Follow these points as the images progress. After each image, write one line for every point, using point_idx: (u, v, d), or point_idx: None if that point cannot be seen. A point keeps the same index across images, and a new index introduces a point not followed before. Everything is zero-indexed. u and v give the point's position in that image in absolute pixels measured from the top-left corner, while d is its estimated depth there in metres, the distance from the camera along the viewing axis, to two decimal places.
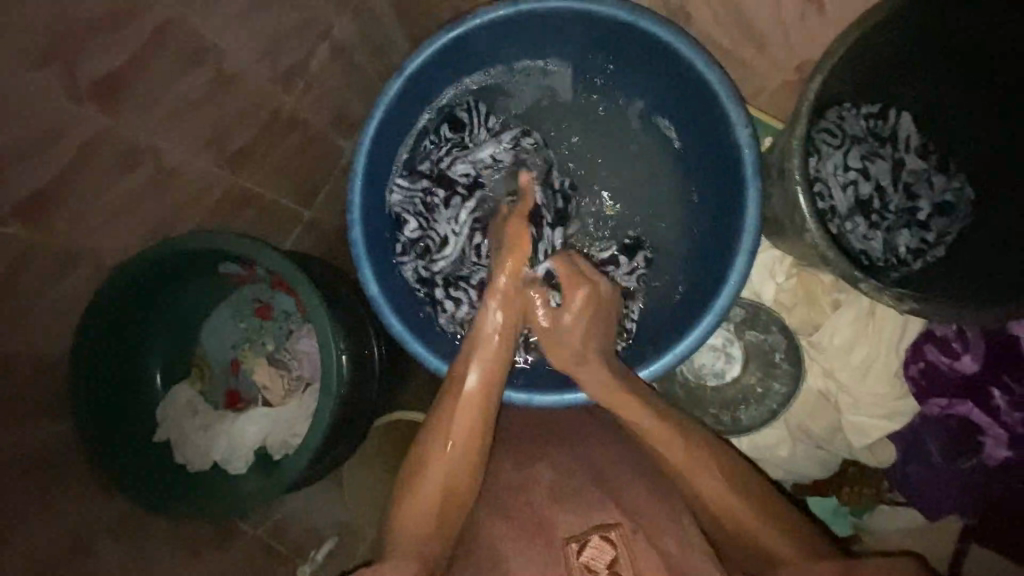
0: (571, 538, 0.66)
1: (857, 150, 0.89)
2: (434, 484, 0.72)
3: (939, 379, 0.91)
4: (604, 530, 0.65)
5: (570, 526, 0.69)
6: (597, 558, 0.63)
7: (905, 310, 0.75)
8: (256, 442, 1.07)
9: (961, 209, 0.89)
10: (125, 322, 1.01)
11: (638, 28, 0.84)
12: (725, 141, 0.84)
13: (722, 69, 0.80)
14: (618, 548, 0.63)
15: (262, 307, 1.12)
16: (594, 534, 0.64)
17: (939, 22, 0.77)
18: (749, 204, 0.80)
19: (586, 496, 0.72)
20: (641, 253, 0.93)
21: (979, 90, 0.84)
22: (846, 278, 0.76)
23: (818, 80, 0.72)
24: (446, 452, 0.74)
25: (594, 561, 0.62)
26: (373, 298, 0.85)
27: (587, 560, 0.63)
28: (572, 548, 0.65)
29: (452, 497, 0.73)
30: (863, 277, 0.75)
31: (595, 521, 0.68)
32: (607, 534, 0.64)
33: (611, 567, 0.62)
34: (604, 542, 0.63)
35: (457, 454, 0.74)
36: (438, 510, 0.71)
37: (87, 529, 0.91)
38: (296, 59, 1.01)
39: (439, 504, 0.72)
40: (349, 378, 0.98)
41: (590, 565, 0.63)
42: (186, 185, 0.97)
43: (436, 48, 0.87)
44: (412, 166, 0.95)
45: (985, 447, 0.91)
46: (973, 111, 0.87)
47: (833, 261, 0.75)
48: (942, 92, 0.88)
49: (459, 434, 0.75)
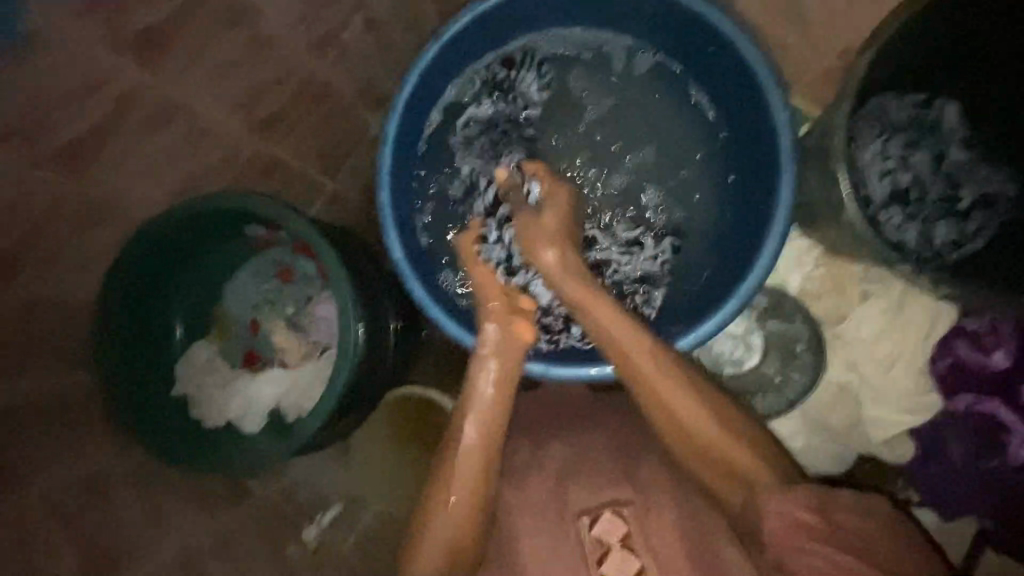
0: (584, 513, 0.68)
1: (897, 139, 0.88)
2: (444, 538, 0.70)
3: (966, 374, 0.90)
4: (615, 505, 0.68)
5: (583, 501, 0.69)
6: (608, 532, 0.66)
7: (941, 295, 0.74)
8: (271, 404, 1.08)
9: (1003, 202, 0.87)
10: (150, 278, 1.03)
11: (681, 3, 0.82)
12: (762, 123, 0.82)
13: (765, 47, 0.78)
14: (630, 525, 0.66)
15: (284, 270, 1.13)
16: (607, 510, 0.67)
17: (970, 5, 0.75)
18: (784, 187, 0.78)
19: (599, 474, 0.72)
20: (666, 240, 0.92)
21: (1010, 72, 0.83)
22: (881, 257, 0.76)
23: (863, 60, 0.71)
24: (450, 506, 0.71)
25: (607, 535, 0.66)
26: (398, 259, 0.85)
27: (599, 534, 0.66)
28: (583, 522, 0.67)
29: (471, 516, 0.71)
30: (896, 260, 0.74)
31: (606, 497, 0.69)
32: (620, 510, 0.67)
33: (623, 541, 0.65)
34: (616, 517, 0.67)
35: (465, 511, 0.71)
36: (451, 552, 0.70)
37: (104, 468, 0.93)
38: (332, 27, 1.01)
39: (452, 547, 0.70)
40: (366, 346, 0.98)
41: (601, 539, 0.66)
42: (215, 147, 0.98)
43: (478, 12, 0.86)
44: (458, 113, 0.95)
45: (1008, 446, 0.89)
46: (1001, 99, 0.86)
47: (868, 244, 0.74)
48: (973, 87, 0.86)
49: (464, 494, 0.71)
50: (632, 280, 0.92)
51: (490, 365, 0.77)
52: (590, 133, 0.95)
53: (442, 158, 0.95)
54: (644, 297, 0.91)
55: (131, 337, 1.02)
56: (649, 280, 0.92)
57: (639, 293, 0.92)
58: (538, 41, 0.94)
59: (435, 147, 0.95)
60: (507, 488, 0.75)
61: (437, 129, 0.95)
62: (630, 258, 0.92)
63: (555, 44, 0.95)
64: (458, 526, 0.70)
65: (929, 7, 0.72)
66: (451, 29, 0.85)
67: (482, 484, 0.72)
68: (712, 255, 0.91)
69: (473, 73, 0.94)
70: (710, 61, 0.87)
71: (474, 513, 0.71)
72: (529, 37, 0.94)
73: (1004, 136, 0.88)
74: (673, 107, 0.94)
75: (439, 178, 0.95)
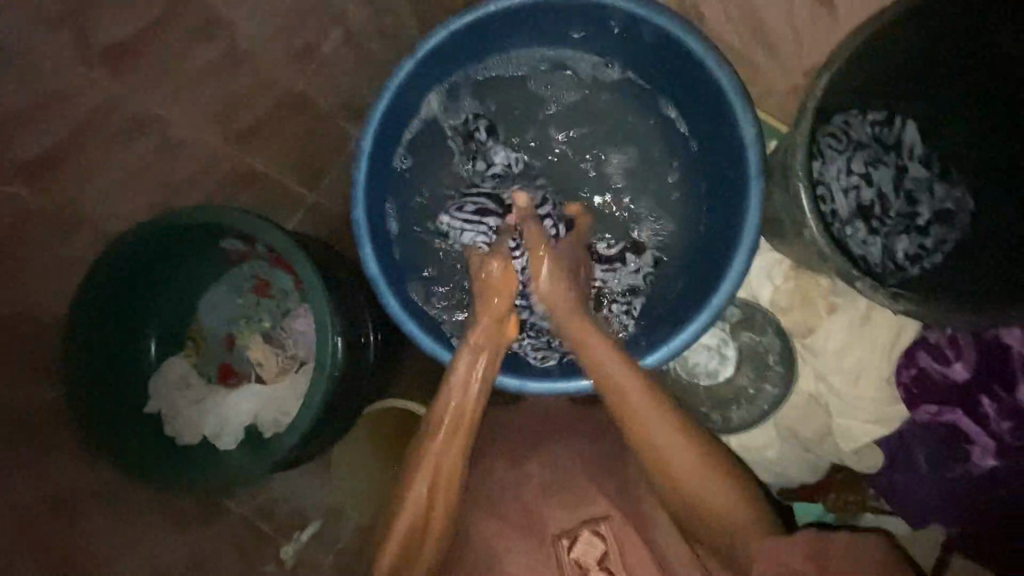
0: (563, 535, 0.69)
1: (860, 155, 0.90)
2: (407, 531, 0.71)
3: (930, 385, 0.92)
4: (593, 524, 0.69)
5: (561, 522, 0.70)
6: (586, 553, 0.68)
7: (901, 309, 0.76)
8: (247, 419, 1.07)
9: (961, 217, 0.90)
10: (121, 293, 1.01)
11: (649, 24, 0.84)
12: (730, 140, 0.84)
13: (732, 67, 0.80)
14: (606, 543, 0.68)
15: (261, 283, 1.12)
16: (585, 530, 0.69)
17: (927, 28, 0.77)
18: (751, 203, 0.80)
19: (577, 491, 0.73)
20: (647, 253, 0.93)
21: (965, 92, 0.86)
22: (842, 274, 0.77)
23: (823, 81, 0.73)
24: (413, 505, 0.71)
25: (585, 557, 0.67)
26: (373, 275, 0.85)
27: (578, 556, 0.68)
28: (562, 543, 0.69)
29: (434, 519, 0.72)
30: (859, 274, 0.76)
31: (584, 516, 0.70)
32: (598, 529, 0.69)
33: (601, 563, 0.67)
34: (594, 537, 0.68)
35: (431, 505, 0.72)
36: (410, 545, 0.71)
37: (78, 486, 0.91)
38: (308, 40, 1.01)
39: (413, 541, 0.71)
40: (345, 360, 0.98)
41: (580, 561, 0.68)
42: (190, 162, 0.98)
43: (452, 29, 0.86)
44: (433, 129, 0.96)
45: (972, 456, 0.91)
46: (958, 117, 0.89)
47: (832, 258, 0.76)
48: (929, 106, 0.90)
49: (433, 488, 0.72)
50: (612, 293, 0.93)
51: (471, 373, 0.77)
52: (563, 150, 0.96)
53: (417, 173, 0.96)
54: (622, 312, 0.92)
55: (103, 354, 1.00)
56: (631, 291, 0.93)
57: (619, 305, 0.92)
58: (512, 58, 0.95)
59: (411, 162, 0.95)
60: (483, 504, 0.75)
61: (411, 143, 0.95)
62: (612, 274, 0.93)
63: (528, 62, 0.96)
64: (420, 519, 0.72)
65: (888, 29, 0.75)
66: (424, 46, 0.86)
67: (450, 489, 0.73)
68: (683, 268, 0.93)
69: (447, 90, 0.95)
70: (679, 80, 0.89)
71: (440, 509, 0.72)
72: (502, 55, 0.95)
73: (960, 153, 0.91)
74: (642, 125, 0.96)
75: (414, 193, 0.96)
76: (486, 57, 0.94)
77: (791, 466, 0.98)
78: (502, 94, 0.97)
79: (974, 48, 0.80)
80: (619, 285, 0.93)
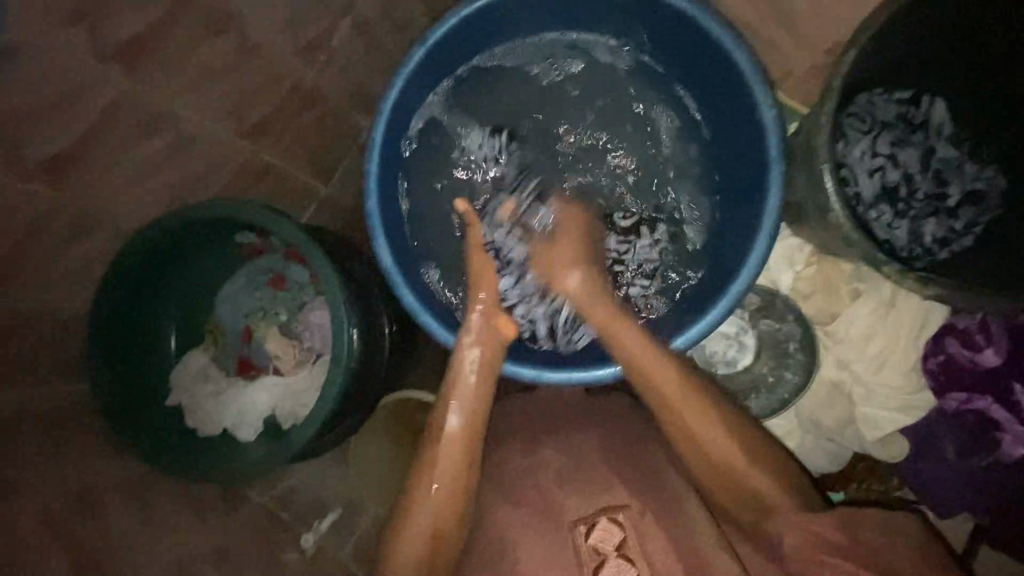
0: (580, 521, 0.67)
1: (885, 136, 0.88)
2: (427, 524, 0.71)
3: (958, 372, 0.90)
4: (611, 511, 0.67)
5: (578, 509, 0.69)
6: (604, 540, 0.65)
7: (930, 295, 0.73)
8: (266, 410, 1.08)
9: (990, 198, 0.87)
10: (140, 288, 1.02)
11: (665, 5, 0.82)
12: (750, 123, 0.82)
13: (751, 47, 0.78)
14: (625, 530, 0.65)
15: (276, 276, 1.13)
16: (602, 516, 0.66)
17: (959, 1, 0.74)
18: (772, 187, 0.78)
19: (594, 479, 0.71)
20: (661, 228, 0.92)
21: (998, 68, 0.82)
22: (869, 260, 0.75)
23: (848, 60, 0.70)
24: (429, 496, 0.72)
25: (603, 543, 0.64)
26: (388, 268, 0.85)
27: (595, 542, 0.65)
28: (579, 529, 0.66)
29: (450, 508, 0.72)
30: (886, 261, 0.74)
31: (601, 503, 0.69)
32: (615, 516, 0.66)
33: (619, 549, 0.64)
34: (612, 524, 0.66)
35: (445, 496, 0.72)
36: (432, 542, 0.71)
37: (100, 478, 0.93)
38: (319, 32, 1.01)
39: (434, 534, 0.71)
40: (361, 352, 0.98)
41: (598, 548, 0.65)
42: (203, 156, 0.98)
43: (461, 17, 0.85)
44: (445, 118, 0.95)
45: (1002, 445, 0.89)
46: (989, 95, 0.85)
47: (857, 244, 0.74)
48: (958, 84, 0.87)
49: (445, 476, 0.73)
50: (629, 272, 0.92)
51: (471, 371, 0.79)
52: (577, 137, 0.94)
53: (430, 163, 0.95)
54: (640, 294, 0.91)
55: (124, 348, 1.02)
56: (647, 272, 0.92)
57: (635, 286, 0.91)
58: (523, 44, 0.94)
59: (423, 152, 0.95)
60: (500, 495, 0.75)
61: (423, 133, 0.95)
62: (629, 249, 0.92)
63: (541, 48, 0.94)
64: (437, 510, 0.71)
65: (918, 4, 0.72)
66: (435, 35, 0.85)
67: (465, 479, 0.73)
68: (700, 256, 0.91)
69: (459, 77, 0.94)
70: (696, 63, 0.87)
71: (454, 497, 0.72)
72: (514, 41, 0.93)
73: (990, 132, 0.88)
74: (657, 109, 0.94)
75: (427, 183, 0.95)
76: (498, 44, 0.93)
77: (816, 454, 0.96)
78: (513, 82, 0.95)
79: (973, 42, 0.79)
80: (635, 262, 0.92)
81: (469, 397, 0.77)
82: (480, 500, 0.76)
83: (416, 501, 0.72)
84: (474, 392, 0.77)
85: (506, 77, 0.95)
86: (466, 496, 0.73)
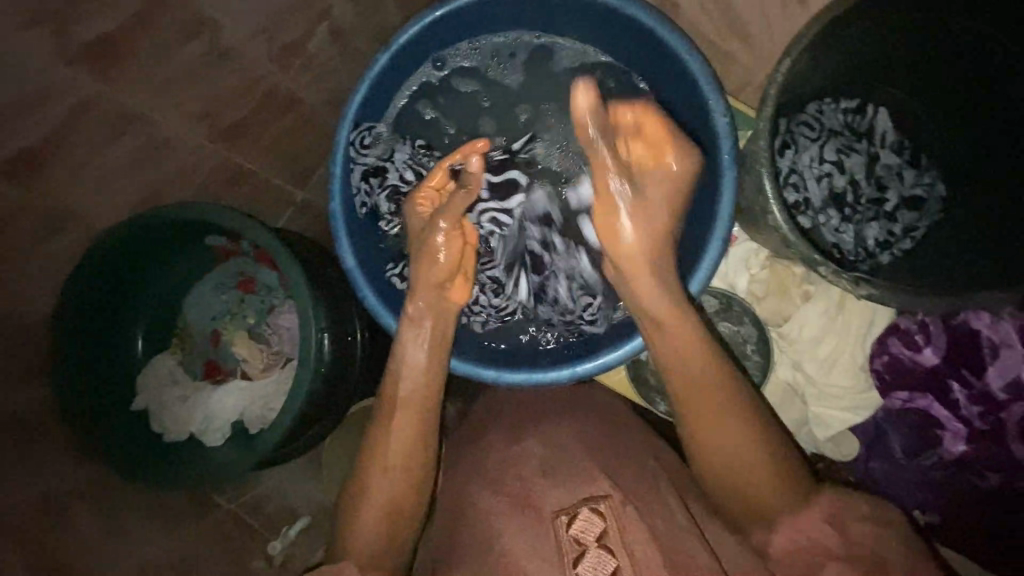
0: (562, 512, 0.67)
1: (833, 144, 0.91)
2: (384, 500, 0.71)
3: (903, 371, 0.92)
4: (593, 502, 0.66)
5: (561, 499, 0.68)
6: (585, 531, 0.64)
7: (862, 293, 0.75)
8: (234, 415, 1.07)
9: (930, 205, 0.90)
10: (110, 293, 1.01)
11: (623, 14, 0.84)
12: (705, 131, 0.84)
13: (705, 55, 0.80)
14: (606, 520, 0.64)
15: (246, 280, 1.13)
16: (584, 507, 0.66)
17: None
18: (725, 192, 0.80)
19: (579, 471, 0.71)
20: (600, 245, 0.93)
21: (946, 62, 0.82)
22: (806, 262, 0.76)
23: (783, 67, 0.71)
24: (373, 502, 0.71)
25: (584, 534, 0.64)
26: (348, 270, 0.86)
27: (576, 533, 0.65)
28: (561, 520, 0.66)
29: (399, 520, 0.72)
30: (822, 261, 0.74)
31: (583, 494, 0.68)
32: (597, 507, 0.66)
33: (600, 539, 0.64)
34: (593, 514, 0.65)
35: (401, 471, 0.73)
36: (390, 529, 0.71)
37: (60, 484, 0.91)
38: (294, 37, 1.02)
39: (390, 516, 0.71)
40: (329, 357, 0.98)
41: (578, 539, 0.64)
42: (174, 160, 0.98)
43: (427, 22, 0.88)
44: (413, 125, 0.97)
45: (943, 442, 0.92)
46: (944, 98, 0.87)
47: (796, 244, 0.75)
48: (906, 96, 0.91)
49: (397, 476, 0.72)
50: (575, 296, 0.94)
51: (422, 367, 0.78)
52: (545, 142, 0.96)
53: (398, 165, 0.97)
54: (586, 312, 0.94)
55: (93, 350, 1.01)
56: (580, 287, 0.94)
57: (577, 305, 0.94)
58: (487, 52, 0.96)
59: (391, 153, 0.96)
60: (478, 490, 0.74)
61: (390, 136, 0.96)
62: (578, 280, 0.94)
63: (506, 56, 0.97)
64: (393, 487, 0.72)
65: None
66: (399, 40, 0.87)
67: (412, 486, 0.73)
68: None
69: (424, 83, 0.96)
70: (652, 72, 0.90)
71: (407, 473, 0.73)
72: (477, 49, 0.96)
73: (935, 142, 0.92)
74: None
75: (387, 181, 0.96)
76: (461, 51, 0.95)
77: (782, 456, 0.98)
78: (473, 94, 0.98)
79: (978, 33, 0.76)
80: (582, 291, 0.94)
81: (419, 400, 0.77)
82: (453, 500, 0.77)
83: (361, 514, 0.71)
84: (434, 365, 0.79)
85: (473, 86, 0.98)
86: (413, 505, 0.73)
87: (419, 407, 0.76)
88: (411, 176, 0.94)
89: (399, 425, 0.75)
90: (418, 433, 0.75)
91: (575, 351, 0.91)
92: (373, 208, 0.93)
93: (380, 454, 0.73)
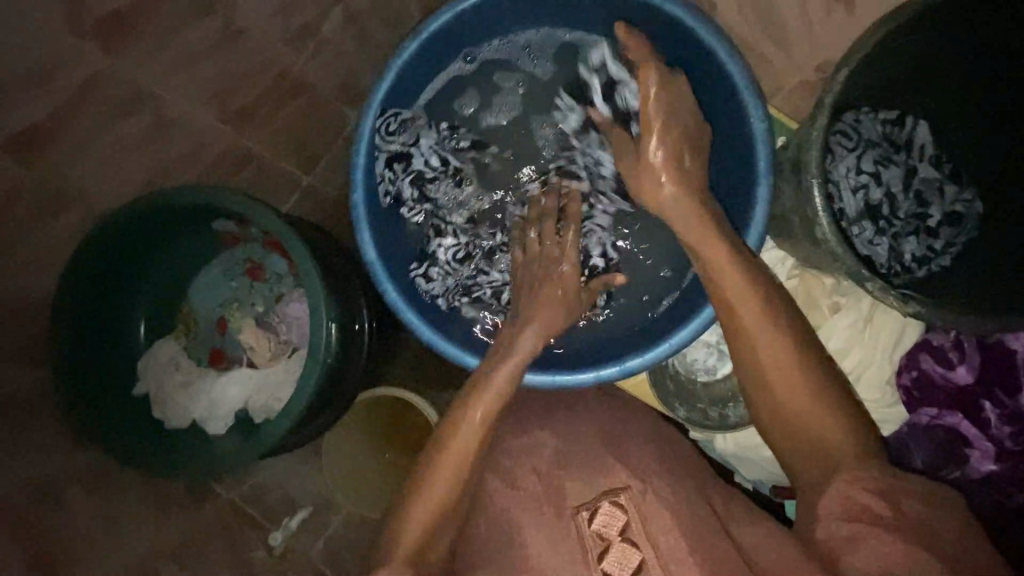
0: (582, 507, 0.67)
1: (870, 155, 0.90)
2: (433, 513, 0.65)
3: (930, 387, 0.93)
4: (613, 495, 0.66)
5: (580, 494, 0.68)
6: (608, 525, 0.64)
7: (910, 313, 0.74)
8: (238, 404, 1.05)
9: (968, 220, 0.90)
10: (109, 275, 0.98)
11: (661, 11, 0.83)
12: (742, 132, 0.82)
13: (745, 57, 0.78)
14: (627, 514, 0.64)
15: (255, 266, 1.10)
16: (604, 501, 0.66)
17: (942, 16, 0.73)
18: (760, 198, 0.79)
19: (598, 463, 0.70)
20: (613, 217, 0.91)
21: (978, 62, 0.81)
22: (853, 276, 0.75)
23: (840, 77, 0.71)
24: (423, 509, 0.65)
25: (606, 529, 0.63)
26: (371, 263, 0.84)
27: (598, 528, 0.64)
28: (582, 516, 0.66)
29: (444, 530, 0.65)
30: (869, 277, 0.74)
31: (602, 488, 0.68)
32: (617, 500, 0.65)
33: (623, 534, 0.63)
34: (614, 508, 0.65)
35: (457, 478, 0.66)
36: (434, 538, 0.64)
37: (66, 474, 0.90)
38: (311, 18, 0.98)
39: (439, 526, 0.64)
40: (339, 349, 0.95)
41: (601, 534, 0.63)
42: (184, 138, 0.95)
43: (458, 10, 0.86)
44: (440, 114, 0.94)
45: (971, 460, 0.92)
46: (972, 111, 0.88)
47: (844, 259, 0.74)
48: (939, 108, 0.91)
49: (450, 481, 0.66)
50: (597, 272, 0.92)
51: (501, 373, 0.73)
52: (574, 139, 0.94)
53: None
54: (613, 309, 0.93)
55: (93, 334, 0.98)
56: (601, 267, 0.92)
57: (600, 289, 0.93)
58: (517, 42, 0.94)
59: None
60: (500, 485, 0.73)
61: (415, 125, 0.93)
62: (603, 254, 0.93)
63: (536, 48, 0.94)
64: (446, 495, 0.65)
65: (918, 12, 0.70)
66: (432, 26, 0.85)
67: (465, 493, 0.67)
68: (673, 272, 0.92)
69: (453, 72, 0.94)
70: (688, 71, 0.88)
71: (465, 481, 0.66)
72: (508, 40, 0.94)
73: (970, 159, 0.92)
74: None
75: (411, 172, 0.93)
76: (490, 41, 0.93)
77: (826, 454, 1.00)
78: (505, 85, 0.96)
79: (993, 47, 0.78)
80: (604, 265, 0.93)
81: (488, 408, 0.70)
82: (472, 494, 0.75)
83: (409, 518, 0.64)
84: (508, 373, 0.72)
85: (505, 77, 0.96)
86: (459, 515, 0.66)
87: (488, 414, 0.70)
88: (437, 162, 0.91)
89: (463, 433, 0.69)
90: (482, 440, 0.69)
91: (601, 351, 0.90)
92: (395, 198, 0.91)
93: (434, 458, 0.67)
